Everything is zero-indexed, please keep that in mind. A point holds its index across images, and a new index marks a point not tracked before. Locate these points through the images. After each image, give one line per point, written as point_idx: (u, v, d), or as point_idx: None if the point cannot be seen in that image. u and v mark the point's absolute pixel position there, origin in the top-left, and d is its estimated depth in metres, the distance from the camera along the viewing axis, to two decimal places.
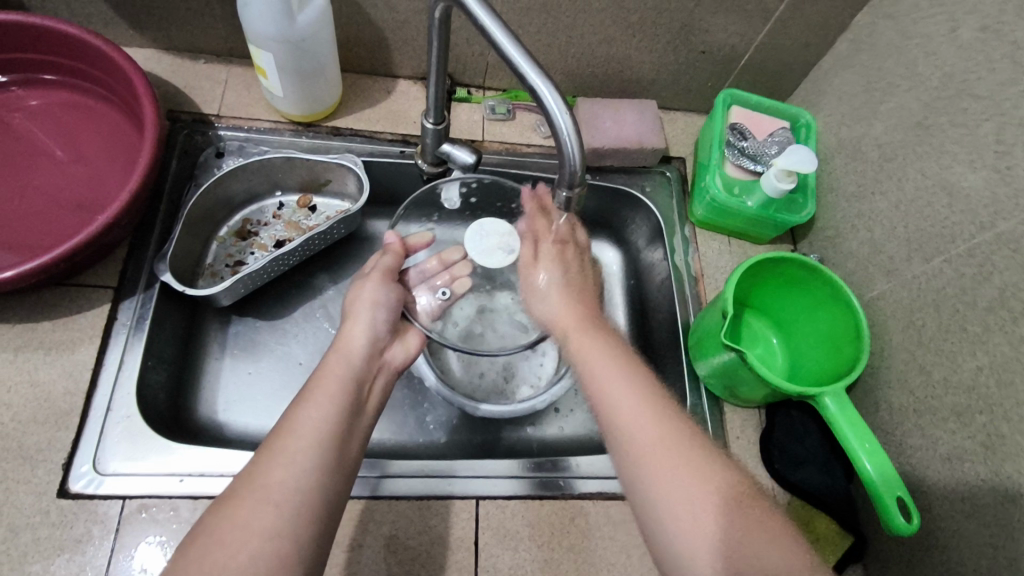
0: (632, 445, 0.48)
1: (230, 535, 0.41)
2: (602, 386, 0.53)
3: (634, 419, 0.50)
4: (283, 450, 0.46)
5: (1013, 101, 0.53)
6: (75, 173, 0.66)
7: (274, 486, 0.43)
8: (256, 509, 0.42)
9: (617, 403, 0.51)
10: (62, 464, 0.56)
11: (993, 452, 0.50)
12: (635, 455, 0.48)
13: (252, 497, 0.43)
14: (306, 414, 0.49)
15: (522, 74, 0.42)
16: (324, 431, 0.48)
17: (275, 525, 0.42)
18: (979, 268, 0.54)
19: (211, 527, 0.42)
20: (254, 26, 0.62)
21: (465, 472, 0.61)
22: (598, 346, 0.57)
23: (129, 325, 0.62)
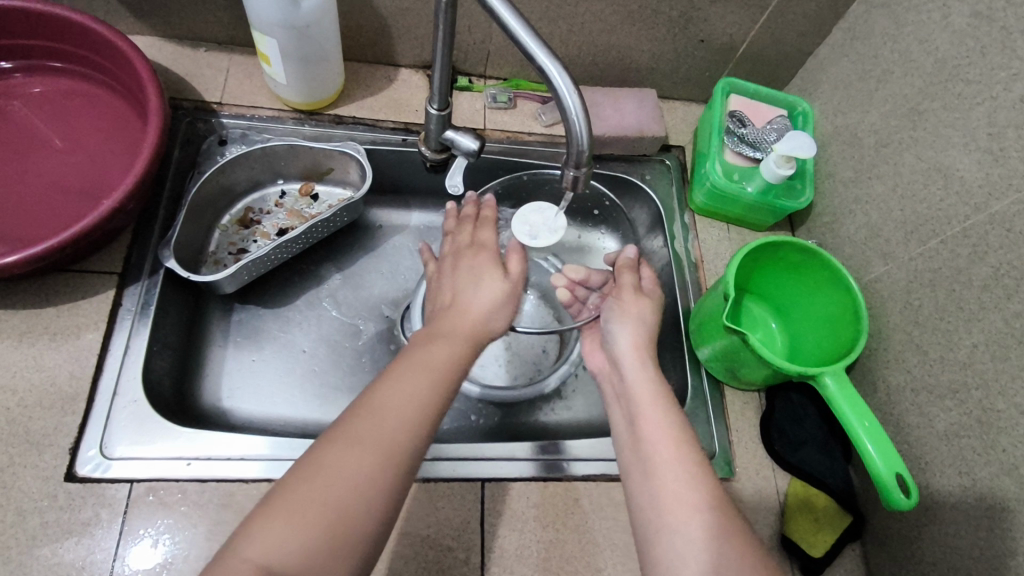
0: (671, 501, 0.47)
1: (324, 487, 0.40)
2: (652, 440, 0.51)
3: (677, 480, 0.48)
4: (390, 406, 0.44)
5: (1004, 86, 0.54)
6: (79, 160, 0.66)
7: (378, 444, 0.42)
8: (358, 464, 0.41)
9: (661, 462, 0.49)
10: (69, 448, 0.56)
11: (989, 426, 0.52)
12: (669, 518, 0.46)
13: (353, 449, 0.41)
14: (412, 378, 0.46)
15: (531, 55, 0.43)
16: (432, 397, 0.46)
17: (368, 491, 0.41)
18: (974, 249, 0.55)
19: (310, 466, 0.41)
20: (258, 12, 0.62)
21: (498, 455, 0.62)
22: (651, 402, 0.54)
23: (135, 312, 0.62)
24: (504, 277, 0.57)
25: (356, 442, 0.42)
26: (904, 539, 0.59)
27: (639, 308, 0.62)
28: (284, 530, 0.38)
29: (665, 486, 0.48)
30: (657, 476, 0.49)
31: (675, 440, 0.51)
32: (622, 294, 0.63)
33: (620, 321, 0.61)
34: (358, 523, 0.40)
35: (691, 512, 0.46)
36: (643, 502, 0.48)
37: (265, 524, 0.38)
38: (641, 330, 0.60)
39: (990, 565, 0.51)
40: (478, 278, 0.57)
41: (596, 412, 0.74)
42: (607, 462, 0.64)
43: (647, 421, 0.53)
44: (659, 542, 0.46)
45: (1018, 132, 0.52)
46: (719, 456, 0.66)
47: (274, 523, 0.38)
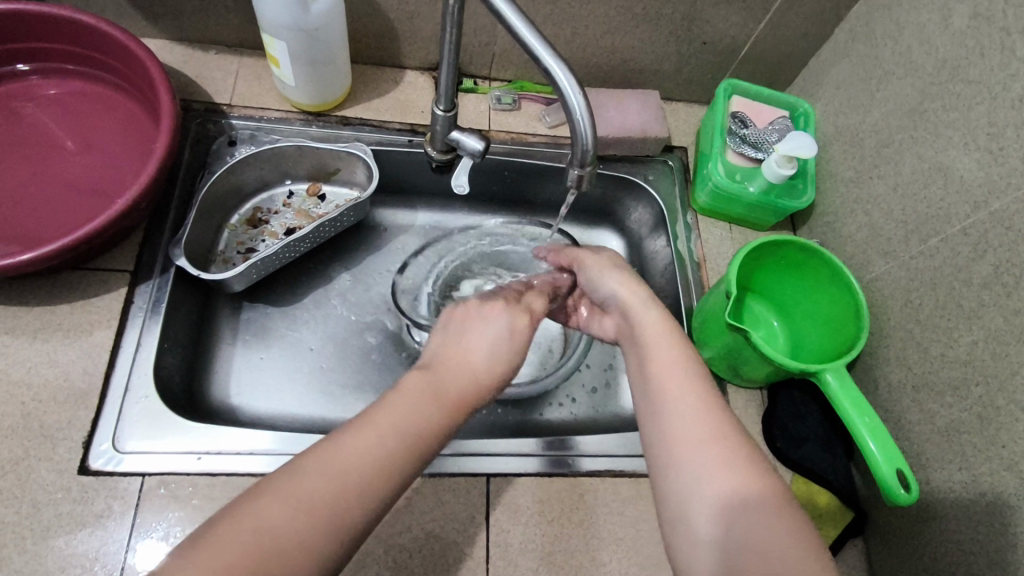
0: (678, 436, 0.45)
1: (249, 548, 0.34)
2: (660, 379, 0.49)
3: (687, 416, 0.46)
4: (347, 467, 0.39)
5: (1004, 85, 0.54)
6: (92, 160, 0.67)
7: (320, 510, 0.37)
8: (289, 529, 0.35)
9: (671, 399, 0.48)
10: (82, 442, 0.57)
11: (989, 423, 0.52)
12: (678, 450, 0.45)
13: (292, 508, 0.36)
14: (382, 433, 0.41)
15: (536, 56, 0.44)
16: (396, 469, 0.40)
17: (292, 566, 0.35)
18: (974, 246, 0.56)
19: (240, 514, 0.35)
20: (269, 16, 0.63)
21: (484, 451, 0.63)
22: (665, 346, 0.52)
23: (146, 309, 0.64)
24: (519, 325, 0.54)
25: (299, 500, 0.37)
26: (905, 536, 0.60)
27: (610, 260, 0.64)
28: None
29: (676, 424, 0.46)
30: (664, 414, 0.47)
31: (686, 379, 0.49)
32: (586, 258, 0.65)
33: (601, 277, 0.63)
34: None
35: (697, 441, 0.45)
36: (652, 438, 0.47)
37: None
38: (623, 274, 0.62)
39: (991, 560, 0.51)
40: (484, 333, 0.51)
41: (598, 410, 0.75)
42: (610, 458, 0.65)
43: (658, 364, 0.51)
44: (670, 475, 0.44)
45: (1018, 131, 0.53)
46: None
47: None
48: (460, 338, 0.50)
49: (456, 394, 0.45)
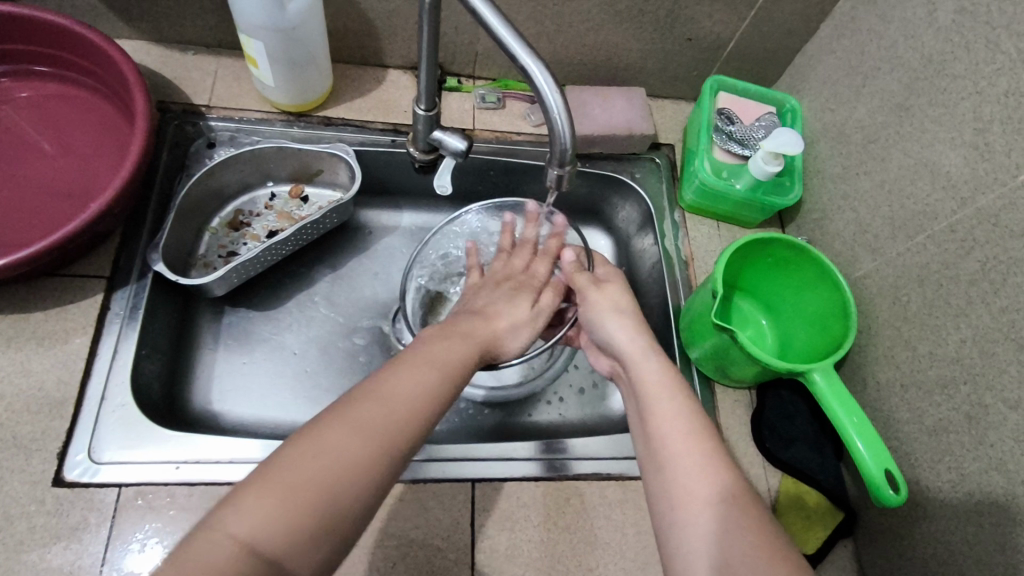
0: (685, 494, 0.44)
1: (317, 464, 0.38)
2: (663, 436, 0.48)
3: (696, 473, 0.45)
4: (391, 397, 0.44)
5: (989, 80, 0.54)
6: (67, 165, 0.66)
7: (371, 435, 0.41)
8: (349, 447, 0.40)
9: (677, 458, 0.46)
10: (57, 453, 0.56)
11: (977, 421, 0.52)
12: (683, 508, 0.44)
13: (345, 430, 0.40)
14: (412, 375, 0.46)
15: (512, 54, 0.43)
16: (428, 400, 0.45)
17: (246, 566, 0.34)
18: (961, 244, 0.55)
19: (305, 436, 0.40)
20: (245, 16, 0.62)
21: (471, 456, 0.62)
22: (667, 395, 0.50)
23: (123, 315, 0.62)
24: (531, 304, 0.61)
25: (355, 425, 0.41)
26: (895, 536, 0.59)
27: (614, 299, 0.60)
28: (267, 506, 0.36)
29: (682, 490, 0.44)
30: (668, 470, 0.46)
31: (690, 434, 0.47)
32: (588, 294, 0.61)
33: (605, 321, 0.59)
34: (341, 513, 0.38)
35: (704, 497, 0.43)
36: (658, 497, 0.46)
37: (252, 492, 0.37)
38: (626, 319, 0.58)
39: (979, 561, 0.51)
40: (505, 301, 0.61)
41: (587, 411, 0.74)
42: (598, 461, 0.64)
43: (658, 416, 0.49)
44: (676, 538, 0.43)
45: (1003, 127, 0.52)
46: None
47: (261, 497, 0.36)
48: (492, 306, 0.59)
49: (483, 337, 0.55)
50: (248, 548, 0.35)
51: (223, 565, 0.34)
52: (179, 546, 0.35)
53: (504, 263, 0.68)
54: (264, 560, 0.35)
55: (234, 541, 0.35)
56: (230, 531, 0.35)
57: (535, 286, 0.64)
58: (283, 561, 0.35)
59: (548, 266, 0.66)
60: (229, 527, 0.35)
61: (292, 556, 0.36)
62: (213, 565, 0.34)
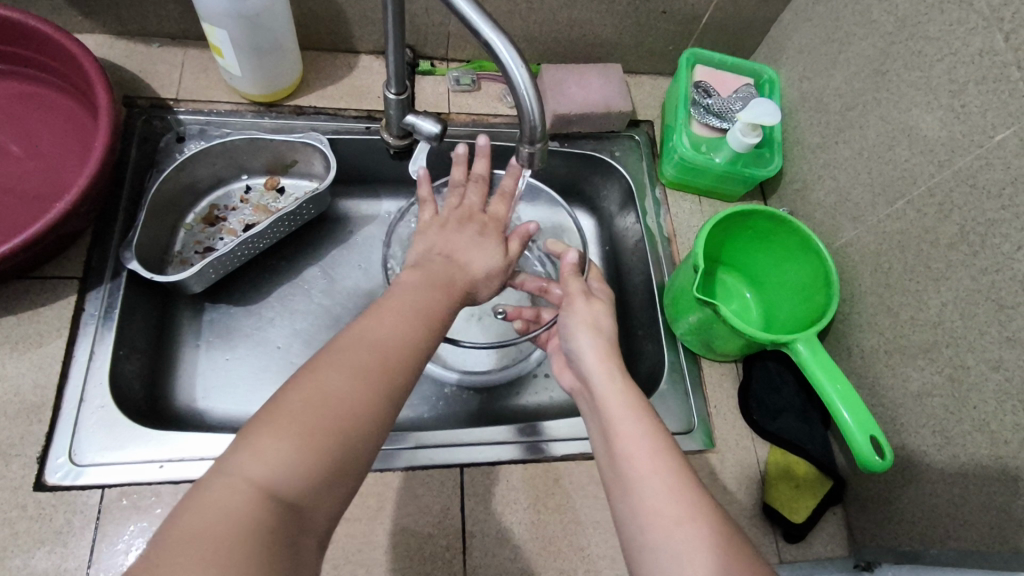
0: (652, 515, 0.43)
1: (323, 404, 0.38)
2: (628, 455, 0.47)
3: (662, 490, 0.44)
4: (381, 339, 0.43)
5: (964, 40, 0.53)
6: (33, 164, 0.65)
7: (376, 373, 0.41)
8: (357, 389, 0.39)
9: (641, 478, 0.45)
10: (36, 458, 0.55)
11: (959, 383, 0.52)
12: (652, 530, 0.43)
13: (343, 370, 0.40)
14: (402, 312, 0.46)
15: (475, 29, 0.42)
16: (421, 336, 0.45)
17: (262, 511, 0.34)
18: (939, 208, 0.55)
19: (302, 381, 0.39)
20: (206, 4, 0.60)
21: (456, 441, 0.62)
22: (630, 414, 0.50)
23: (98, 316, 0.61)
24: (501, 249, 0.58)
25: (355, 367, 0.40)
26: (883, 501, 0.59)
27: (596, 314, 0.58)
28: (274, 452, 0.36)
29: (648, 511, 0.43)
30: (636, 491, 0.45)
31: (656, 453, 0.47)
32: (573, 302, 0.59)
33: (579, 333, 0.58)
34: (356, 447, 0.38)
35: (670, 518, 0.42)
36: (627, 521, 0.45)
37: (261, 434, 0.36)
38: (602, 339, 0.56)
39: (966, 520, 0.51)
40: (473, 244, 0.57)
41: None
42: (586, 441, 0.63)
43: (622, 437, 0.48)
44: (646, 555, 0.42)
45: (978, 87, 0.52)
46: (699, 429, 0.66)
47: (274, 439, 0.36)
48: (461, 250, 0.56)
49: (461, 283, 0.53)
50: (264, 490, 0.34)
51: (239, 509, 0.33)
52: (189, 495, 0.34)
53: (458, 199, 0.62)
54: (280, 499, 0.35)
55: (249, 487, 0.34)
56: (243, 476, 0.35)
57: (501, 230, 0.60)
58: (300, 502, 0.35)
59: (506, 207, 0.62)
60: (242, 474, 0.35)
61: (310, 492, 0.36)
62: (231, 510, 0.33)
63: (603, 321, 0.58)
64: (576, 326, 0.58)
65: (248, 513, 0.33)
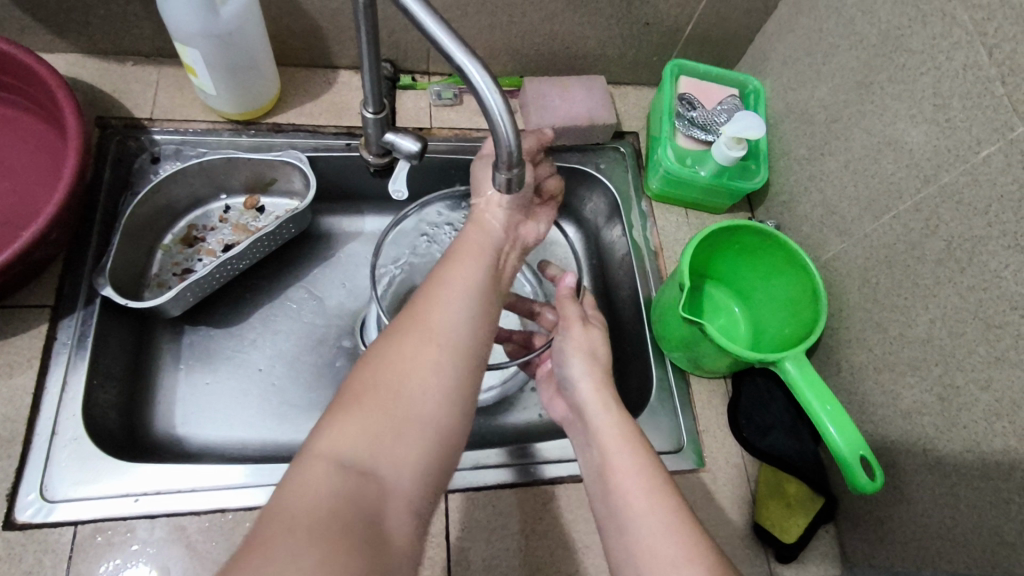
0: (649, 559, 0.42)
1: (391, 378, 0.39)
2: (624, 492, 0.46)
3: (660, 532, 0.43)
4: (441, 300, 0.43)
5: (947, 53, 0.52)
6: (2, 189, 0.63)
7: (434, 339, 0.41)
8: (424, 355, 0.40)
9: (638, 516, 0.44)
10: (6, 495, 0.54)
11: (949, 402, 0.51)
12: (650, 573, 0.42)
13: (410, 340, 0.41)
14: (464, 268, 0.46)
15: (447, 54, 0.40)
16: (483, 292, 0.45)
17: (349, 484, 0.35)
18: (926, 223, 0.54)
19: (372, 357, 0.41)
20: (177, 24, 0.59)
21: None
22: (627, 447, 0.48)
23: (71, 345, 0.60)
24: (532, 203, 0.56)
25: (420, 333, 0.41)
26: (874, 520, 0.59)
27: (592, 341, 0.56)
28: (356, 426, 0.37)
29: (643, 552, 0.42)
30: (630, 531, 0.44)
31: (652, 491, 0.45)
32: (570, 327, 0.57)
33: (572, 360, 0.55)
34: (431, 413, 0.39)
35: (668, 563, 0.41)
36: (624, 562, 0.44)
37: (338, 414, 0.38)
38: (596, 366, 0.54)
39: (958, 542, 0.50)
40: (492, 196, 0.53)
41: None
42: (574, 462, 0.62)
43: (617, 471, 0.47)
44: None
45: (963, 101, 0.51)
46: (689, 447, 0.65)
47: (352, 416, 0.38)
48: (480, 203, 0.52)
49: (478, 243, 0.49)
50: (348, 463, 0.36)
51: (329, 483, 0.35)
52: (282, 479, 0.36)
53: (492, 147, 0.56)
54: (362, 468, 0.36)
55: (331, 462, 0.36)
56: (323, 450, 0.37)
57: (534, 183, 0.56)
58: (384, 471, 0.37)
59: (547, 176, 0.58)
60: (328, 451, 0.36)
61: (387, 458, 0.37)
62: (323, 484, 0.35)
63: (602, 350, 0.56)
64: (570, 352, 0.56)
65: (333, 483, 0.35)
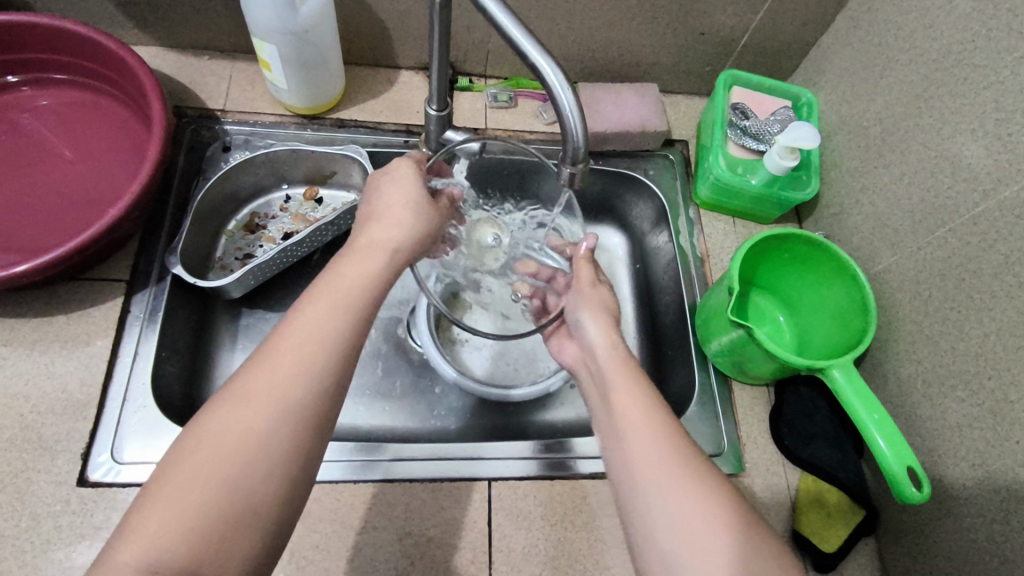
0: (643, 466, 0.43)
1: (213, 468, 0.36)
2: (624, 414, 0.47)
3: (654, 446, 0.44)
4: (276, 375, 0.40)
5: (1012, 69, 0.52)
6: (86, 170, 0.67)
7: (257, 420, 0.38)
8: (242, 439, 0.37)
9: (634, 431, 0.45)
10: (80, 454, 0.57)
11: (1001, 417, 0.51)
12: (653, 476, 0.42)
13: (236, 421, 0.38)
14: (295, 335, 0.41)
15: (523, 52, 0.42)
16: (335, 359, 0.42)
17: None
18: (983, 236, 0.54)
19: (190, 441, 0.37)
20: (258, 20, 0.62)
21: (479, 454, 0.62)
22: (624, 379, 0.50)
23: (143, 318, 0.63)
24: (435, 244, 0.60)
25: (244, 415, 0.38)
26: (918, 534, 0.58)
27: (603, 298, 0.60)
28: (162, 518, 0.35)
29: (649, 483, 0.42)
30: (628, 444, 0.45)
31: (649, 416, 0.46)
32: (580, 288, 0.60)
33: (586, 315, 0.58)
34: (266, 493, 0.37)
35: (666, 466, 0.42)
36: (618, 469, 0.45)
37: (149, 507, 0.35)
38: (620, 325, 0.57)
39: (1007, 559, 0.49)
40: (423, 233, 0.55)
41: None
42: None
43: (619, 396, 0.49)
44: (638, 510, 0.42)
45: None
46: (729, 452, 0.65)
47: (157, 512, 0.35)
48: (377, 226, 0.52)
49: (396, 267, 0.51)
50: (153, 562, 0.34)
51: None
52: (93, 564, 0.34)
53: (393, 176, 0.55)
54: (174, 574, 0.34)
55: (136, 567, 0.33)
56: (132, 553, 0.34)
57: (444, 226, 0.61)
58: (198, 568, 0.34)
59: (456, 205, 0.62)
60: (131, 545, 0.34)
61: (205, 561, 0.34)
62: None
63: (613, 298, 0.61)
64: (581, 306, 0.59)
65: None
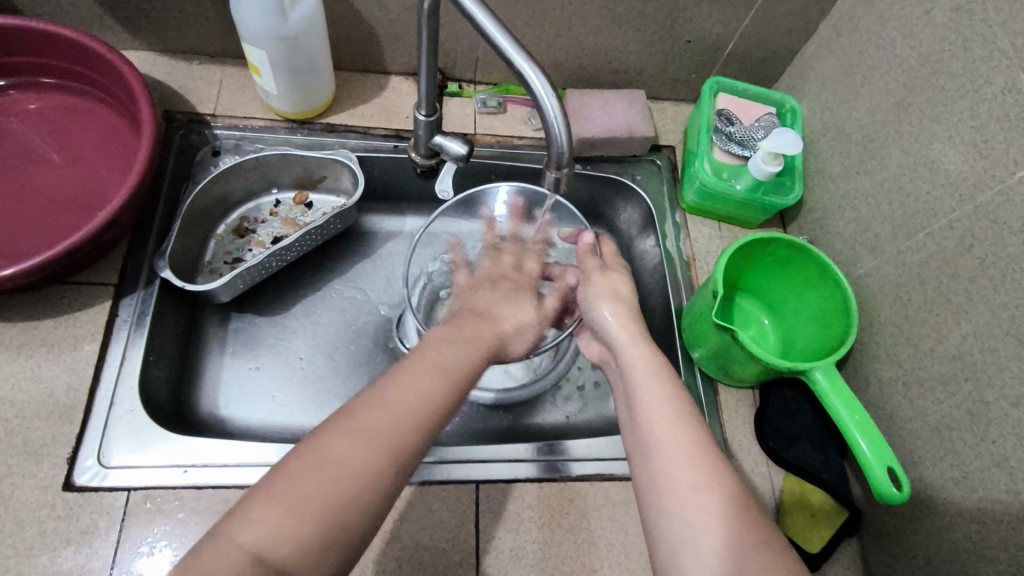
0: (668, 476, 0.45)
1: (328, 470, 0.39)
2: (649, 420, 0.49)
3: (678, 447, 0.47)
4: (399, 405, 0.44)
5: (986, 78, 0.54)
6: (74, 173, 0.67)
7: (370, 441, 0.41)
8: (357, 457, 0.40)
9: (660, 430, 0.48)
10: (66, 458, 0.57)
11: (978, 418, 0.52)
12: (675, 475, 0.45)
13: (355, 439, 0.41)
14: (416, 382, 0.46)
15: (509, 60, 0.43)
16: (441, 403, 0.46)
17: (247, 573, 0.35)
18: (960, 241, 0.55)
19: (308, 453, 0.40)
20: (248, 26, 0.63)
21: (488, 456, 0.63)
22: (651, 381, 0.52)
23: (130, 322, 0.63)
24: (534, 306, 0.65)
25: (384, 410, 0.43)
26: (899, 535, 0.59)
27: (614, 286, 0.60)
28: (273, 517, 0.37)
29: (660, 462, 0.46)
30: (653, 451, 0.47)
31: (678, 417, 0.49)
32: (591, 276, 0.61)
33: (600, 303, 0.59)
34: (358, 513, 0.39)
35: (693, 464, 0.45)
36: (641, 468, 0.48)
37: (263, 501, 0.38)
38: (623, 305, 0.58)
39: (985, 558, 0.50)
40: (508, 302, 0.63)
41: (591, 413, 0.74)
42: (602, 462, 0.64)
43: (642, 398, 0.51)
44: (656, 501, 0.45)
45: (1000, 124, 0.52)
46: None
47: (265, 509, 0.37)
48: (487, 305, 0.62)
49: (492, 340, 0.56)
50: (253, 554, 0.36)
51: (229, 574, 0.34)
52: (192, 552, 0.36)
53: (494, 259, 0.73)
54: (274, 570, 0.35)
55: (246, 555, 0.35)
56: (240, 541, 0.36)
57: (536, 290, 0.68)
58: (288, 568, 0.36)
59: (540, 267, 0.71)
60: (235, 534, 0.36)
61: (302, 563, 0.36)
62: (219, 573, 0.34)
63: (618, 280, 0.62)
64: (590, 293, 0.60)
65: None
